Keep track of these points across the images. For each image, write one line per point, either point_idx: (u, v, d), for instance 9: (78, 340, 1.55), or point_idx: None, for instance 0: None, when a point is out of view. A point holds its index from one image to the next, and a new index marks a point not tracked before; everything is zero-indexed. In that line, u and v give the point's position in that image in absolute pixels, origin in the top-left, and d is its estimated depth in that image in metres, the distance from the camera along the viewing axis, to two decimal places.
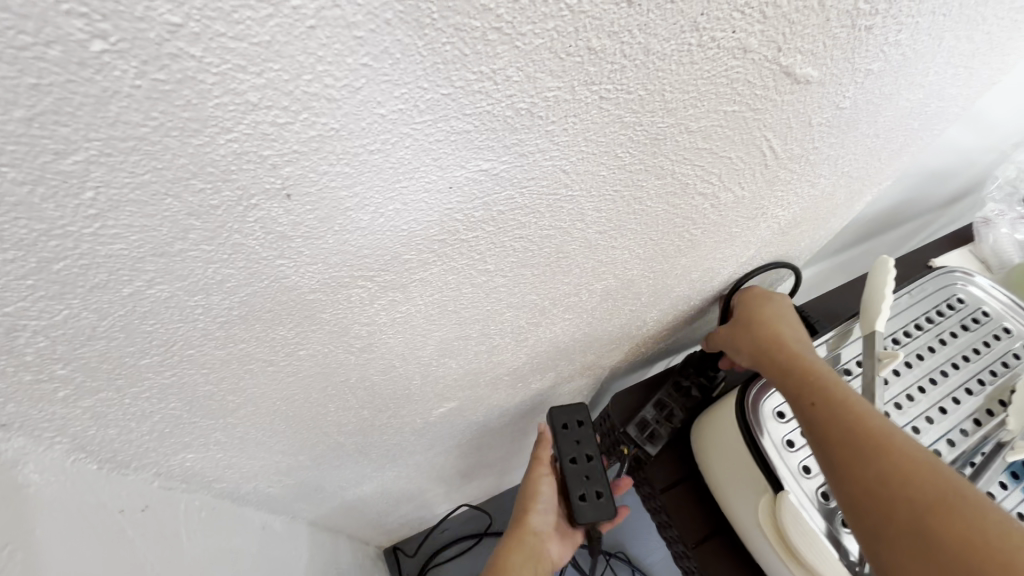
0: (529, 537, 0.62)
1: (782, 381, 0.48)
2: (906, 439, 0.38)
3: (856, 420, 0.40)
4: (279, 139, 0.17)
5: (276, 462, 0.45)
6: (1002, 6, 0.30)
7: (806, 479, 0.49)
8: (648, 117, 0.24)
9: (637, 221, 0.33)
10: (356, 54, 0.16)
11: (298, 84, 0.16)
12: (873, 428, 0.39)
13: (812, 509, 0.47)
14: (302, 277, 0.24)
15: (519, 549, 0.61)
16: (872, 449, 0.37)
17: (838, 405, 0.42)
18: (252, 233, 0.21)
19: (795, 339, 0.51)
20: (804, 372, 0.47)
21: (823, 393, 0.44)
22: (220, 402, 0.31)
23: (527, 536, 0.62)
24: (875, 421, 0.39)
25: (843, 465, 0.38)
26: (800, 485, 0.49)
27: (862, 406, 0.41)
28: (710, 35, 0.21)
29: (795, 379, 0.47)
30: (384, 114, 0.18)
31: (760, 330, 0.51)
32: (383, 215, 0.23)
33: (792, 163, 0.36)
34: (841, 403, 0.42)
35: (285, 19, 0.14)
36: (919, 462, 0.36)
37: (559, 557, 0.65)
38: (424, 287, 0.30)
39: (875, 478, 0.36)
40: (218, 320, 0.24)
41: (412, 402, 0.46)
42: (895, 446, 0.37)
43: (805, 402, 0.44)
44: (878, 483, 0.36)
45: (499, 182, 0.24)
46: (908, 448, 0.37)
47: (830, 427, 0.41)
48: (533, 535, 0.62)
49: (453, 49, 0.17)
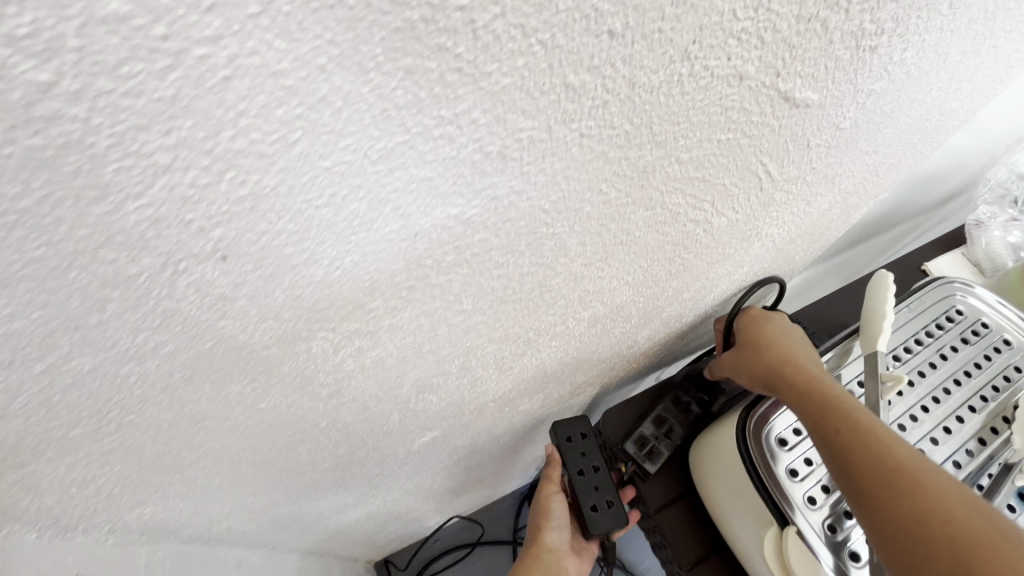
0: (547, 554, 0.59)
1: (795, 403, 0.46)
2: (936, 472, 0.36)
3: (884, 450, 0.38)
4: (202, 201, 0.15)
5: (248, 503, 0.42)
6: (1010, 19, 0.28)
7: (812, 511, 0.47)
8: (635, 151, 0.22)
9: (625, 251, 0.31)
10: (286, 106, 0.13)
11: (219, 141, 0.13)
12: (904, 460, 0.37)
13: (821, 543, 0.46)
14: (253, 334, 0.22)
15: (537, 565, 0.59)
16: (905, 484, 0.36)
17: (864, 431, 0.40)
18: (185, 297, 0.18)
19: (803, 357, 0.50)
20: (819, 393, 0.45)
21: (844, 417, 0.42)
22: (174, 458, 0.29)
23: (545, 553, 0.59)
24: (904, 451, 0.38)
25: (875, 501, 0.36)
26: (806, 519, 0.47)
27: (886, 433, 0.39)
28: (703, 64, 0.19)
29: (812, 401, 0.44)
30: (329, 167, 0.16)
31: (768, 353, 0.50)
32: (340, 268, 0.20)
33: (788, 185, 0.34)
34: (866, 430, 0.40)
35: (190, 71, 0.12)
36: (954, 499, 0.35)
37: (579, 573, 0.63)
38: (395, 332, 0.27)
39: (913, 516, 0.34)
40: (159, 383, 0.22)
41: (392, 436, 0.44)
42: (929, 481, 0.36)
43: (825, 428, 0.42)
44: (917, 522, 0.34)
45: (470, 226, 0.21)
46: (941, 483, 0.35)
47: (857, 456, 0.39)
48: (550, 551, 0.60)
49: (406, 94, 0.15)
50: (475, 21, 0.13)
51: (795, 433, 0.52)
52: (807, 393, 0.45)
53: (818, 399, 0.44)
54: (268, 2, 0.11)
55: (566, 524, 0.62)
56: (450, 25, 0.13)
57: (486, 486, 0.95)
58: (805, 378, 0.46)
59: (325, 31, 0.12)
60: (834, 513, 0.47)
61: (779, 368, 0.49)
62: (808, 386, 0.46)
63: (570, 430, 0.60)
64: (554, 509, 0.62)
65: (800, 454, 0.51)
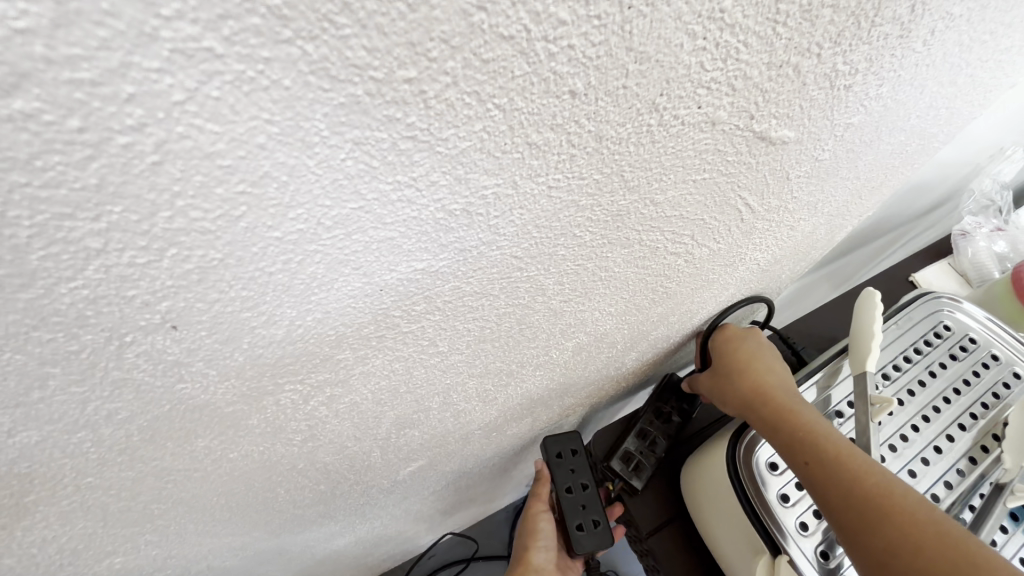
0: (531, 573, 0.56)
1: (769, 432, 0.46)
2: (906, 494, 0.36)
3: (855, 479, 0.38)
4: (144, 278, 0.14)
5: (228, 541, 0.41)
6: (987, 49, 0.28)
7: (804, 538, 0.47)
8: (608, 197, 0.21)
9: (606, 285, 0.30)
10: (226, 184, 0.13)
11: (155, 222, 0.13)
12: (875, 489, 0.37)
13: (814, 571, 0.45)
14: (215, 393, 0.21)
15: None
16: (878, 516, 0.36)
17: (833, 460, 0.39)
18: (135, 366, 0.17)
19: (776, 382, 0.49)
20: (790, 421, 0.44)
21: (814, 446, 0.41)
22: (141, 511, 0.28)
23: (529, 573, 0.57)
24: (874, 477, 0.37)
25: (853, 535, 0.36)
26: (797, 545, 0.46)
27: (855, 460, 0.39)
28: (673, 114, 0.18)
29: (785, 432, 0.44)
30: (280, 237, 0.15)
31: (741, 380, 0.50)
32: (302, 325, 0.19)
33: (769, 214, 0.33)
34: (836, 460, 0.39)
35: (115, 159, 0.11)
36: (923, 520, 0.35)
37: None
38: (368, 378, 0.26)
39: (889, 546, 0.34)
40: (114, 447, 0.21)
41: (375, 469, 0.42)
42: (899, 505, 0.36)
43: (799, 459, 0.42)
44: (894, 553, 0.34)
45: (439, 277, 0.21)
46: (911, 508, 0.35)
47: (830, 489, 0.38)
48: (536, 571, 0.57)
49: (358, 164, 0.14)
50: (426, 92, 0.13)
51: None
52: (779, 421, 0.45)
53: (790, 429, 0.44)
54: (195, 90, 0.10)
55: (553, 544, 0.59)
56: (398, 97, 0.13)
57: (478, 503, 0.93)
58: (778, 407, 0.46)
59: (261, 112, 0.11)
60: (826, 539, 0.47)
61: (753, 396, 0.48)
62: (779, 413, 0.46)
63: (560, 446, 0.58)
64: (541, 528, 0.59)
65: (791, 478, 0.50)
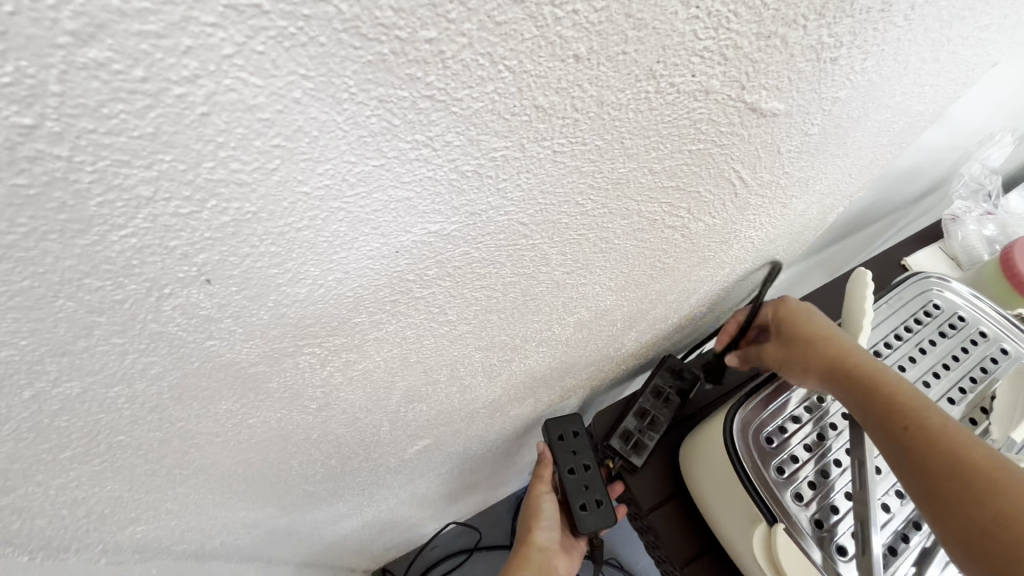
0: (536, 551, 0.58)
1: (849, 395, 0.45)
2: None
3: None
4: (186, 228, 0.15)
5: (242, 516, 0.42)
6: (966, 26, 0.29)
7: (801, 507, 0.49)
8: (608, 164, 0.23)
9: (606, 257, 0.32)
10: (263, 137, 0.14)
11: (199, 172, 0.14)
12: None
13: (809, 538, 0.47)
14: (239, 352, 0.22)
15: (527, 565, 0.57)
16: None
17: None
18: (170, 319, 0.18)
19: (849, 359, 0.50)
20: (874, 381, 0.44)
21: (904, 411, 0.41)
22: (165, 476, 0.29)
23: (534, 551, 0.58)
24: None
25: None
26: (793, 514, 0.48)
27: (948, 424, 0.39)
28: (668, 81, 0.20)
29: None
30: (308, 192, 0.16)
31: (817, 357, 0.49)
32: (323, 285, 0.21)
33: (763, 189, 0.34)
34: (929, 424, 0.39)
35: (169, 108, 0.12)
36: None
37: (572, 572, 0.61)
38: (381, 345, 0.27)
39: None
40: (147, 404, 0.22)
41: (384, 445, 0.44)
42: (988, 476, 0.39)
43: None
44: None
45: (450, 241, 0.22)
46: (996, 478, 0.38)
47: None
48: (540, 549, 0.58)
49: (380, 121, 0.15)
50: (444, 52, 0.14)
51: (781, 431, 0.54)
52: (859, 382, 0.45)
53: None
54: (242, 44, 0.12)
55: (556, 523, 0.60)
56: (419, 56, 0.14)
57: (482, 490, 0.95)
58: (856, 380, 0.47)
59: (298, 67, 0.13)
60: (820, 508, 0.49)
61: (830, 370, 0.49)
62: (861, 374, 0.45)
63: (561, 428, 0.60)
64: (545, 509, 0.60)
65: (787, 452, 0.52)
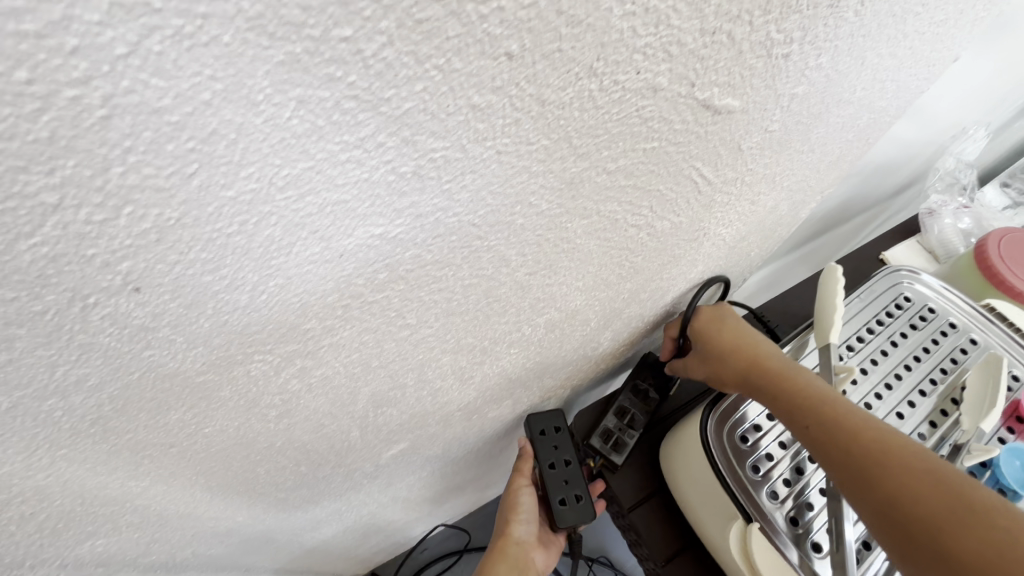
0: (513, 546, 0.57)
1: (767, 399, 0.48)
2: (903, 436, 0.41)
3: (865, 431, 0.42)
4: (103, 236, 0.15)
5: (212, 526, 0.42)
6: (921, 22, 0.30)
7: (777, 506, 0.49)
8: (558, 164, 0.22)
9: (569, 257, 0.31)
10: (176, 140, 0.13)
11: (109, 178, 0.13)
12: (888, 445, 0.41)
13: (785, 537, 0.47)
14: (183, 362, 0.21)
15: (503, 559, 0.57)
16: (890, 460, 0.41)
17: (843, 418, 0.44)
18: (100, 330, 0.18)
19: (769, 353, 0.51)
20: (785, 383, 0.47)
21: (811, 408, 0.44)
22: (119, 489, 0.28)
23: (511, 546, 0.58)
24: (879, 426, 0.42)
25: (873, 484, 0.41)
26: (769, 512, 0.49)
27: (849, 415, 0.42)
28: (612, 79, 0.19)
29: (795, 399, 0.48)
30: (234, 196, 0.16)
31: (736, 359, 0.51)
32: (265, 292, 0.20)
33: (727, 187, 0.34)
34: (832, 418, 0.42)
35: (64, 112, 0.12)
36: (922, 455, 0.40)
37: (547, 566, 0.61)
38: (338, 351, 0.27)
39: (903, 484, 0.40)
40: (86, 418, 0.21)
41: (356, 451, 0.43)
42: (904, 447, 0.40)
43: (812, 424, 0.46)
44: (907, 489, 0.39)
45: (398, 244, 0.22)
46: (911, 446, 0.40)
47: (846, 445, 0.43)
48: (517, 544, 0.58)
49: (303, 122, 0.15)
50: (363, 51, 0.14)
51: (755, 429, 0.54)
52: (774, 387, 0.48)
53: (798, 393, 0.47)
54: (136, 44, 0.11)
55: (534, 516, 0.60)
56: (337, 56, 0.13)
57: (469, 492, 0.95)
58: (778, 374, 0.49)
59: (203, 68, 0.12)
60: (796, 505, 0.49)
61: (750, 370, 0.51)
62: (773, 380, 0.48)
63: (544, 423, 0.59)
64: (523, 502, 0.60)
65: (763, 449, 0.53)
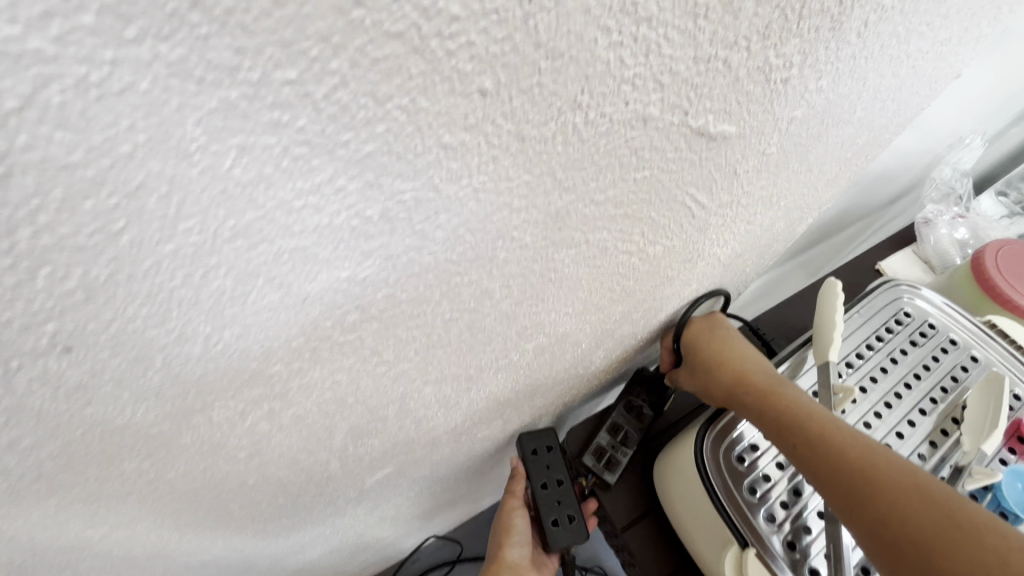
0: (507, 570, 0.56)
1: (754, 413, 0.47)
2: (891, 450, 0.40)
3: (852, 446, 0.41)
4: (19, 299, 0.13)
5: (185, 560, 0.40)
6: (924, 42, 0.28)
7: (774, 529, 0.48)
8: (542, 198, 0.21)
9: (557, 286, 0.30)
10: (97, 196, 0.12)
11: (18, 239, 0.12)
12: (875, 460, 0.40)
13: (782, 562, 0.46)
14: (133, 415, 0.20)
15: None
16: None
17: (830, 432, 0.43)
18: (30, 391, 0.16)
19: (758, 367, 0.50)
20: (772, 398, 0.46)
21: (798, 423, 0.43)
22: (75, 538, 0.27)
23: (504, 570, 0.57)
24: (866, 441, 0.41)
25: None
26: (765, 535, 0.47)
27: (837, 430, 0.41)
28: (599, 111, 0.18)
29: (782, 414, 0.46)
30: (174, 250, 0.14)
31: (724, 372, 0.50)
32: (220, 341, 0.18)
33: (723, 209, 0.33)
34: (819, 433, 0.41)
35: None
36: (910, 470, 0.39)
37: None
38: (309, 391, 0.25)
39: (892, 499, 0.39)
40: (25, 477, 0.20)
41: (338, 480, 0.41)
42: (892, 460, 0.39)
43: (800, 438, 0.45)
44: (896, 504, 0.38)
45: (369, 285, 0.20)
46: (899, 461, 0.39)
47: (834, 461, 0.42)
48: (511, 567, 0.57)
49: (248, 170, 0.13)
50: (312, 94, 0.12)
51: (752, 449, 0.52)
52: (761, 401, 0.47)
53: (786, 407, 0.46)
54: (31, 95, 0.10)
55: (528, 539, 0.59)
56: (282, 100, 0.12)
57: (460, 505, 0.93)
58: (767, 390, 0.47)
59: (120, 118, 0.11)
60: (793, 529, 0.48)
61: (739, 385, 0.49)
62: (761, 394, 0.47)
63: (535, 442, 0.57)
64: (516, 524, 0.58)
65: (761, 470, 0.51)
